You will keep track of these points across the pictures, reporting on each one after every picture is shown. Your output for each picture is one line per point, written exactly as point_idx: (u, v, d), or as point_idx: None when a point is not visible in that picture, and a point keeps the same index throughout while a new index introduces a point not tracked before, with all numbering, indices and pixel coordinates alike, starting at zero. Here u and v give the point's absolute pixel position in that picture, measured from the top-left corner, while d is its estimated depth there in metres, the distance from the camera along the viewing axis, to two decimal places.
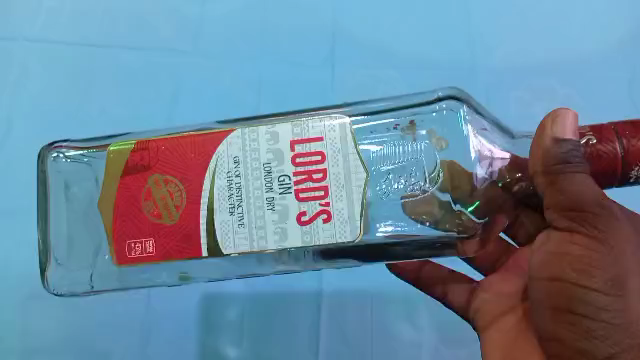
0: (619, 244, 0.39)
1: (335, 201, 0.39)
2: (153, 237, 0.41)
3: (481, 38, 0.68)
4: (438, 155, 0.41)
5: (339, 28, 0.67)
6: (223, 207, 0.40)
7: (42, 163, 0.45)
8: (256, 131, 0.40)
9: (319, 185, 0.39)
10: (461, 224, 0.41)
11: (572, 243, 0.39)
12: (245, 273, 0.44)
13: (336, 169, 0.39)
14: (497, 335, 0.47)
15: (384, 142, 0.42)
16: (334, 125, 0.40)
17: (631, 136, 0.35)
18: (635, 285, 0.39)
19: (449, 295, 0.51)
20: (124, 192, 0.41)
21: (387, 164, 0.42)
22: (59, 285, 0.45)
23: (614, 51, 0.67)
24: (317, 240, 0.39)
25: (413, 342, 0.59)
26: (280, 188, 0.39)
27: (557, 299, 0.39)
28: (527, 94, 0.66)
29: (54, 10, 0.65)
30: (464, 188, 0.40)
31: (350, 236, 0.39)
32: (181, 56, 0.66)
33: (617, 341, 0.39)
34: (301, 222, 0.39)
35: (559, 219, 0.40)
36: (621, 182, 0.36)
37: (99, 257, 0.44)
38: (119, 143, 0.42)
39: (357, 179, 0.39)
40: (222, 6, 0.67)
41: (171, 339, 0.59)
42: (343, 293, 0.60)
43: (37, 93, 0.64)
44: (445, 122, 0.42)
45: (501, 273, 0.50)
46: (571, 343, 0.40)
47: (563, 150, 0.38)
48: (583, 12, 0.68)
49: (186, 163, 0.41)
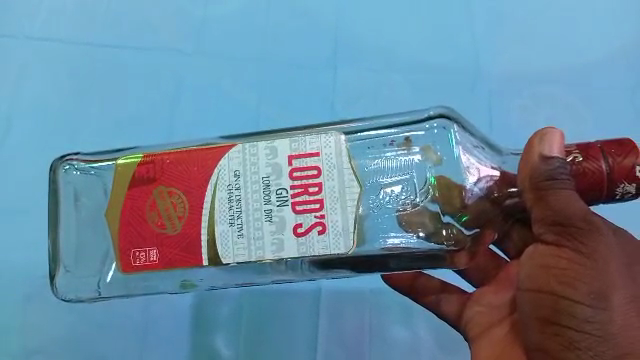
0: (605, 258, 0.38)
1: (330, 214, 0.40)
2: (157, 246, 0.42)
3: (483, 44, 0.68)
4: (430, 171, 0.42)
5: (343, 31, 0.68)
6: (223, 218, 0.41)
7: (53, 174, 0.46)
8: (255, 145, 0.41)
9: (314, 198, 0.41)
10: (452, 236, 0.42)
11: (558, 257, 0.40)
12: (241, 282, 0.45)
13: (331, 183, 0.41)
14: (487, 346, 0.47)
15: (378, 158, 0.43)
16: (330, 141, 0.41)
17: (616, 155, 0.37)
18: (622, 299, 0.38)
19: (441, 304, 0.52)
20: (131, 204, 0.42)
21: (381, 178, 0.43)
22: (67, 291, 0.46)
23: (614, 60, 0.68)
24: (312, 251, 0.41)
25: (408, 351, 0.60)
26: (277, 200, 0.41)
27: (543, 310, 0.40)
28: (529, 102, 0.67)
29: (62, 10, 0.66)
30: (454, 202, 0.42)
31: (344, 248, 0.41)
32: (182, 57, 0.66)
33: (600, 352, 0.38)
34: (297, 233, 0.41)
35: (548, 233, 0.40)
36: (607, 198, 0.38)
37: (106, 266, 0.45)
38: (128, 156, 0.43)
39: (351, 194, 0.40)
40: (225, 9, 0.68)
41: (170, 340, 0.60)
42: (341, 302, 0.61)
43: (43, 92, 0.65)
44: (437, 139, 0.43)
45: (494, 285, 0.50)
46: (556, 353, 0.40)
47: (551, 167, 0.38)
48: (587, 21, 0.69)
49: (189, 176, 0.42)
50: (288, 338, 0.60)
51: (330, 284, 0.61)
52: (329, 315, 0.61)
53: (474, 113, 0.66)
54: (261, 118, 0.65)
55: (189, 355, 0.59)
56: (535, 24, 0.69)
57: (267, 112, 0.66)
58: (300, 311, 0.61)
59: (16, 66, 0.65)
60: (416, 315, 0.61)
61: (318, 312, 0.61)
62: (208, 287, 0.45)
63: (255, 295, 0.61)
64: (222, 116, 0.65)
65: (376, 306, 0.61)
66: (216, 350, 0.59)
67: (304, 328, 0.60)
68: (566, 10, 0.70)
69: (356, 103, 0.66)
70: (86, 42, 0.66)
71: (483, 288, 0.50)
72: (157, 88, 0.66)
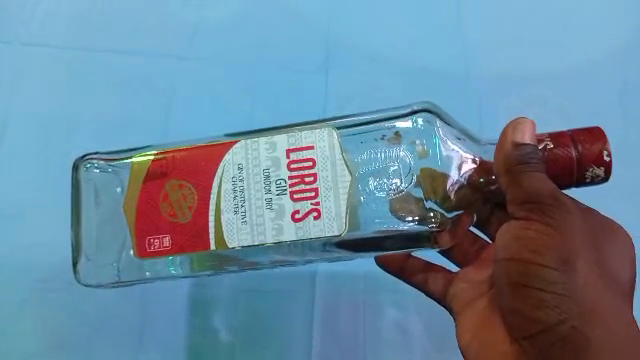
0: (570, 230, 0.41)
1: (325, 201, 0.42)
2: (170, 233, 0.43)
3: (474, 46, 0.70)
4: (416, 163, 0.44)
5: (336, 35, 0.69)
6: (228, 207, 0.42)
7: (76, 172, 0.47)
8: (256, 141, 0.43)
9: (310, 187, 0.42)
10: (437, 220, 0.43)
11: (529, 228, 0.41)
12: (243, 265, 0.45)
13: (326, 173, 0.42)
14: (468, 318, 0.49)
15: (369, 151, 0.44)
16: (323, 134, 0.43)
17: (585, 143, 0.39)
18: (584, 264, 0.41)
19: (428, 283, 0.53)
20: (146, 197, 0.43)
21: (369, 168, 0.44)
22: (89, 278, 0.47)
23: (605, 61, 0.70)
24: (309, 235, 0.42)
25: (402, 346, 0.62)
26: (277, 189, 0.42)
27: (515, 275, 0.41)
28: (519, 102, 0.68)
29: (57, 17, 0.67)
30: (439, 189, 0.43)
31: (337, 230, 0.42)
32: (177, 62, 0.67)
33: (566, 309, 0.40)
34: (294, 219, 0.42)
35: (518, 210, 0.41)
36: (578, 181, 0.39)
37: (124, 252, 0.46)
38: (142, 154, 0.45)
39: (343, 183, 0.42)
40: (219, 15, 0.69)
41: (168, 336, 0.61)
42: (337, 297, 0.62)
43: (38, 97, 0.66)
44: (423, 134, 0.44)
45: (476, 264, 0.51)
46: (528, 314, 0.41)
47: (522, 153, 0.40)
48: (576, 22, 0.71)
49: (197, 169, 0.43)
50: (284, 332, 0.61)
51: (326, 279, 0.62)
52: (325, 309, 0.62)
53: (465, 114, 0.68)
54: (255, 122, 0.67)
55: (186, 351, 0.61)
56: (525, 25, 0.71)
57: (261, 115, 0.67)
58: (295, 305, 0.62)
59: (12, 72, 0.66)
60: (409, 310, 0.62)
61: (314, 307, 0.62)
62: (211, 271, 0.45)
63: (251, 293, 0.62)
64: (217, 121, 0.66)
65: (370, 301, 0.62)
66: (212, 347, 0.61)
67: (298, 322, 0.62)
68: (555, 11, 0.71)
69: (349, 107, 0.67)
70: (81, 48, 0.67)
71: (466, 266, 0.52)
72: (151, 92, 0.67)
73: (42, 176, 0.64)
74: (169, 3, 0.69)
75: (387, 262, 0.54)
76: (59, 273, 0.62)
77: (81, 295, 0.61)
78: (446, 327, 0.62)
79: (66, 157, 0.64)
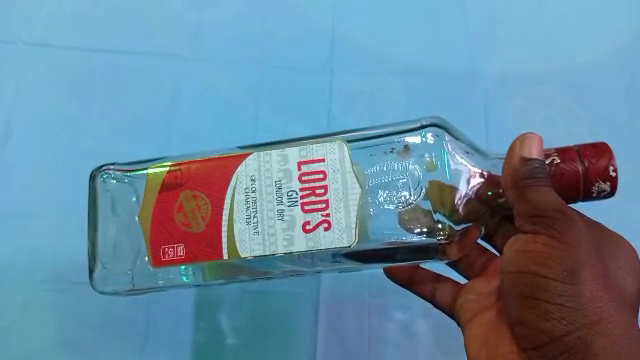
0: (576, 243, 0.41)
1: (335, 212, 0.42)
2: (183, 242, 0.43)
3: (477, 46, 0.70)
4: (425, 176, 0.44)
5: (341, 35, 0.70)
6: (240, 217, 0.43)
7: (93, 182, 0.48)
8: (269, 153, 0.43)
9: (321, 198, 0.42)
10: (445, 233, 0.44)
11: (536, 242, 0.42)
12: (253, 276, 0.46)
13: (336, 185, 0.42)
14: (476, 327, 0.49)
15: (379, 164, 0.45)
16: (333, 147, 0.43)
17: (591, 158, 0.39)
18: (592, 276, 0.40)
19: (437, 294, 0.54)
20: (162, 207, 0.44)
21: (379, 181, 0.44)
22: (105, 284, 0.48)
23: (609, 62, 0.70)
24: (320, 246, 0.42)
25: (408, 349, 0.62)
26: (288, 201, 0.42)
27: (521, 287, 0.42)
28: (525, 103, 0.69)
29: (62, 17, 0.68)
30: (447, 202, 0.43)
31: (347, 241, 0.42)
32: (181, 62, 0.68)
33: (571, 320, 0.40)
34: (305, 229, 0.42)
35: (526, 224, 0.42)
36: (584, 196, 0.40)
37: (139, 260, 0.47)
38: (158, 165, 0.45)
39: (353, 195, 0.42)
40: (223, 14, 0.69)
41: (173, 338, 0.61)
42: (342, 300, 0.62)
43: (43, 98, 0.66)
44: (432, 148, 0.45)
45: (483, 275, 0.51)
46: (534, 325, 0.42)
47: (529, 168, 0.40)
48: (580, 23, 0.71)
49: (211, 181, 0.44)
50: (288, 334, 0.62)
51: (331, 281, 0.63)
52: (330, 313, 0.62)
53: (472, 114, 0.68)
54: (260, 122, 0.67)
55: (191, 352, 0.61)
56: (529, 25, 0.71)
57: (266, 115, 0.67)
58: (299, 308, 0.62)
59: (17, 73, 0.66)
60: (415, 313, 0.62)
61: (318, 308, 0.62)
62: (221, 281, 0.46)
63: (256, 295, 0.62)
64: (223, 120, 0.67)
65: (377, 306, 0.62)
66: (217, 349, 0.61)
67: (302, 323, 0.62)
68: (559, 12, 0.72)
69: (354, 106, 0.68)
70: (86, 48, 0.68)
71: (474, 277, 0.52)
72: (156, 93, 0.67)
73: (48, 177, 0.64)
74: (174, 4, 0.69)
75: (395, 272, 0.55)
76: (64, 274, 0.62)
77: (86, 296, 0.62)
78: (452, 330, 0.62)
79: (72, 159, 0.65)
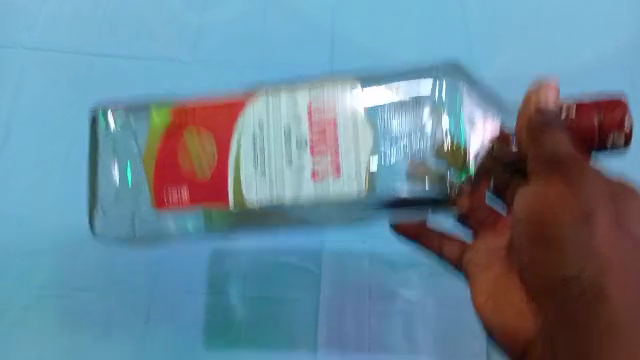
0: (595, 186, 0.36)
1: (343, 154, 0.46)
2: (188, 184, 0.47)
3: (477, 46, 0.70)
4: (440, 131, 0.47)
5: (340, 35, 0.70)
6: (249, 161, 0.47)
7: (93, 132, 0.55)
8: (279, 97, 0.47)
9: (328, 145, 0.46)
10: (455, 186, 0.47)
11: (547, 181, 0.38)
12: (253, 214, 0.49)
13: (341, 124, 0.46)
14: (483, 280, 0.45)
15: (387, 115, 0.48)
16: (337, 91, 0.47)
17: (604, 109, 0.39)
18: (612, 224, 0.36)
19: (444, 247, 0.50)
20: (166, 147, 0.48)
21: (392, 134, 0.47)
22: (104, 227, 0.56)
23: (611, 62, 0.70)
24: (327, 190, 0.46)
25: (408, 346, 0.62)
26: (297, 147, 0.46)
27: (533, 235, 0.37)
28: None
29: (61, 21, 0.68)
30: (458, 158, 0.46)
31: (355, 187, 0.46)
32: (180, 64, 0.68)
33: (583, 271, 0.35)
34: (313, 176, 0.46)
35: (537, 168, 0.39)
36: (599, 145, 0.40)
37: (139, 202, 0.53)
38: (160, 106, 0.50)
39: (366, 143, 0.46)
40: (222, 15, 0.69)
41: (177, 340, 0.61)
42: (342, 298, 0.63)
43: (44, 102, 0.66)
44: (447, 105, 0.48)
45: (495, 230, 0.47)
46: (544, 273, 0.37)
47: (546, 116, 0.39)
48: (579, 22, 0.72)
49: (220, 126, 0.47)
50: (290, 332, 0.61)
51: (332, 281, 0.63)
52: (330, 310, 0.62)
53: None
54: None
55: (193, 351, 0.61)
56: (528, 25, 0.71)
57: None
58: (300, 306, 0.62)
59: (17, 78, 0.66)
60: (420, 310, 0.63)
61: (321, 308, 0.62)
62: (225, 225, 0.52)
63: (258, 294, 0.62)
64: None
65: (377, 304, 0.63)
66: (220, 348, 0.61)
67: (305, 323, 0.62)
68: (559, 13, 0.72)
69: None
70: (86, 52, 0.67)
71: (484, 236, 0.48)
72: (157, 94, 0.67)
73: (49, 180, 0.64)
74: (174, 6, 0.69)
75: (403, 224, 0.52)
76: (65, 277, 0.62)
77: (88, 299, 0.62)
78: (451, 329, 0.62)
79: (74, 162, 0.65)
